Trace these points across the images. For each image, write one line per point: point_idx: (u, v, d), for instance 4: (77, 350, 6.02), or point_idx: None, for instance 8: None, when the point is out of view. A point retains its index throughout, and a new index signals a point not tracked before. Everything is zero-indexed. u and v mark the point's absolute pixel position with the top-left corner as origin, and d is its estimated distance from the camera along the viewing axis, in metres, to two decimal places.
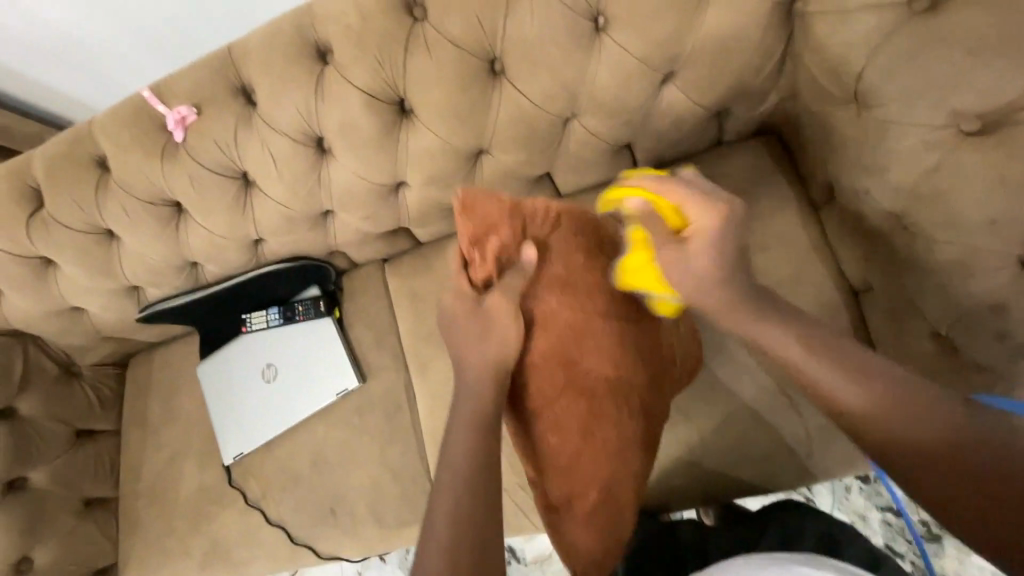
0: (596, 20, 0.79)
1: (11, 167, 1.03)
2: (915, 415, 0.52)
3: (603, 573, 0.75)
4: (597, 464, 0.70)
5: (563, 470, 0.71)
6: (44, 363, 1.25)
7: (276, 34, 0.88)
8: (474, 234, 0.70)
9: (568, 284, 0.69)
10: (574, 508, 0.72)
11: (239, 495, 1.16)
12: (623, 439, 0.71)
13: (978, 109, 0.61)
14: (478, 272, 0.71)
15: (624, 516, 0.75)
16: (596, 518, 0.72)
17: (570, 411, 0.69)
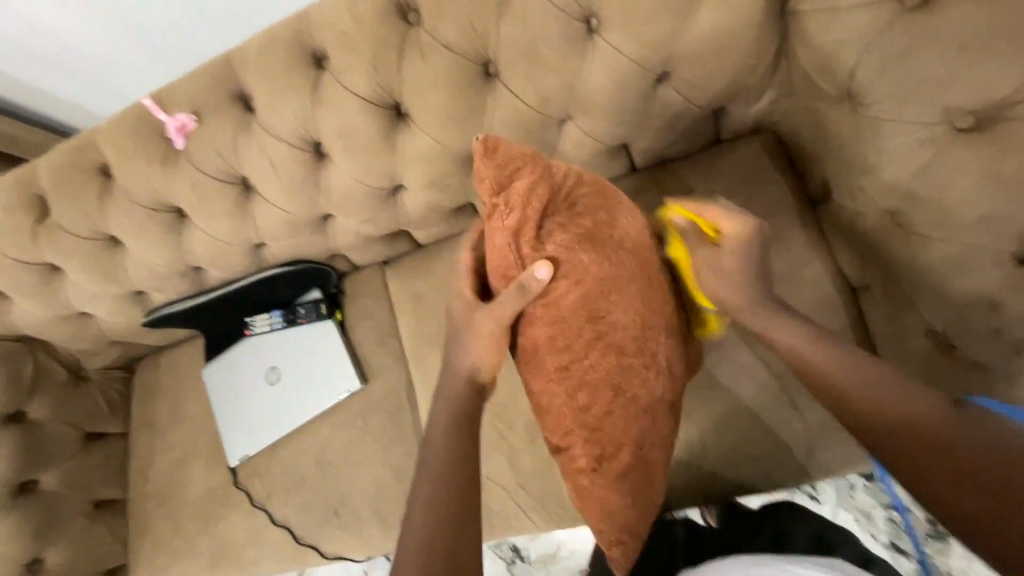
0: (589, 22, 0.79)
1: (17, 176, 1.05)
2: (924, 414, 0.56)
3: (634, 538, 0.72)
4: (624, 419, 0.68)
5: (591, 432, 0.67)
6: (54, 367, 1.27)
7: (272, 41, 0.89)
8: (497, 181, 0.62)
9: (593, 237, 0.65)
10: (603, 470, 0.68)
11: (245, 496, 1.17)
12: (648, 398, 0.69)
13: (970, 105, 0.61)
14: (501, 217, 0.62)
15: (649, 473, 0.72)
16: (625, 480, 0.69)
17: (601, 368, 0.65)
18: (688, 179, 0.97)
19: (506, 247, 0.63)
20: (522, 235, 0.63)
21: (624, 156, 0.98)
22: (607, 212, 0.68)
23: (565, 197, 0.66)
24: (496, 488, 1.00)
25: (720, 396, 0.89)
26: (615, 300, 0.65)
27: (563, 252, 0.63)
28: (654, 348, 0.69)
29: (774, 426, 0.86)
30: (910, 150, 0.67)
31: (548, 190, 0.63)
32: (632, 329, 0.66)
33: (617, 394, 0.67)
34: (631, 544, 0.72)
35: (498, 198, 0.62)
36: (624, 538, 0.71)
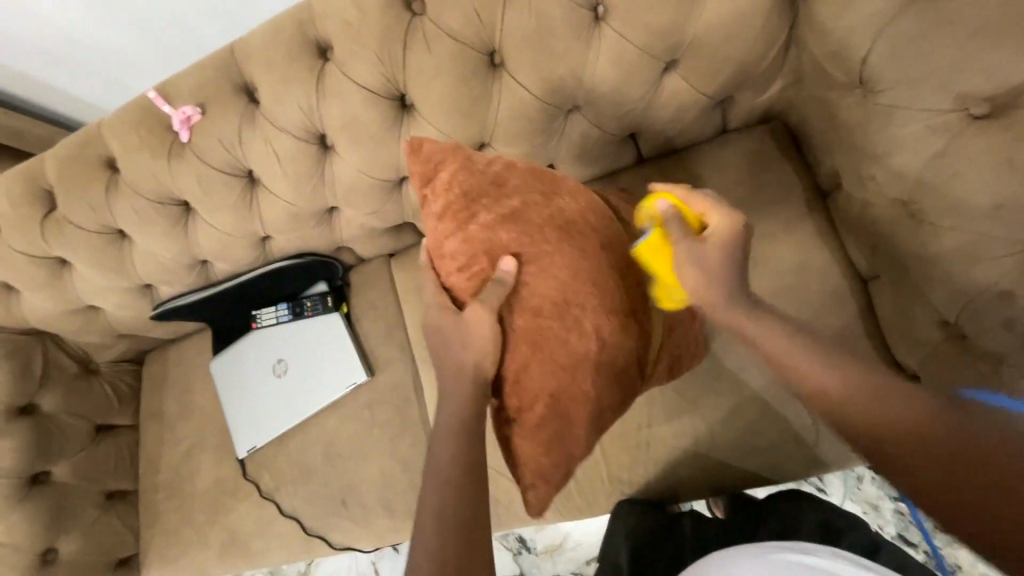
0: (596, 9, 0.78)
1: (25, 170, 1.06)
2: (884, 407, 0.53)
3: (553, 488, 0.75)
4: (542, 375, 0.70)
5: (510, 383, 0.71)
6: (64, 360, 1.29)
7: (277, 31, 0.88)
8: (422, 172, 0.73)
9: (514, 215, 0.70)
10: (522, 419, 0.72)
11: (254, 487, 1.18)
12: (572, 362, 0.69)
13: (985, 91, 0.60)
14: (430, 202, 0.72)
15: (574, 434, 0.72)
16: (544, 434, 0.71)
17: (518, 328, 0.69)
18: (696, 169, 0.96)
19: (434, 230, 0.73)
20: (445, 217, 0.71)
21: (630, 147, 0.97)
22: (542, 194, 0.72)
23: (494, 180, 0.72)
24: (502, 479, 1.01)
25: (727, 387, 0.89)
26: (531, 268, 0.69)
27: (480, 229, 0.70)
28: (579, 315, 0.69)
29: (782, 419, 0.86)
30: (921, 138, 0.66)
31: (471, 175, 0.71)
32: (546, 295, 0.69)
33: (533, 351, 0.69)
34: (545, 490, 0.74)
35: (426, 188, 0.73)
36: (541, 485, 0.74)
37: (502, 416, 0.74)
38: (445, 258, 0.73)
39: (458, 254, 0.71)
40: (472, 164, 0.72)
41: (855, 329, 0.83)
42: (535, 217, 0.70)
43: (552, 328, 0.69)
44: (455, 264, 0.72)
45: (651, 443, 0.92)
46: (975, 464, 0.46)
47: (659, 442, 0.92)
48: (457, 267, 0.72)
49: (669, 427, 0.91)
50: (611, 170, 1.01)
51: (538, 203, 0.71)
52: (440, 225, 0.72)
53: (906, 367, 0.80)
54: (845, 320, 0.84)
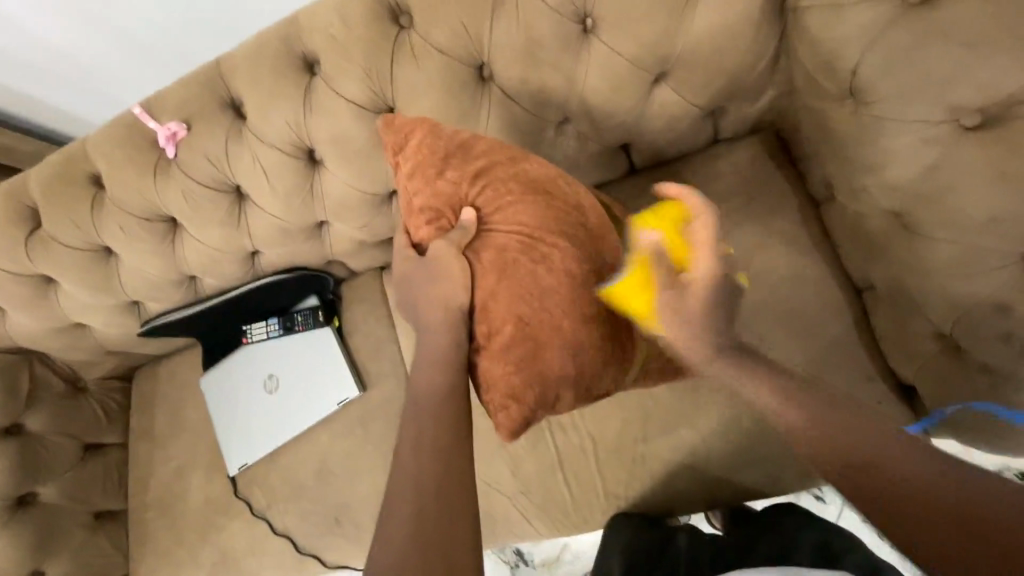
0: (584, 22, 0.78)
1: (9, 188, 1.04)
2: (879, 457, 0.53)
3: (523, 414, 0.70)
4: (511, 301, 0.68)
5: (480, 312, 0.70)
6: (50, 379, 1.27)
7: (263, 47, 0.87)
8: (394, 142, 0.76)
9: (478, 171, 0.72)
10: (492, 346, 0.69)
11: (245, 506, 1.16)
12: (541, 292, 0.69)
13: (977, 102, 0.60)
14: (401, 164, 0.76)
15: (546, 358, 0.69)
16: (515, 364, 0.69)
17: (486, 261, 0.70)
18: (689, 179, 0.95)
19: (405, 192, 0.75)
20: (415, 177, 0.74)
21: (623, 157, 0.97)
22: (508, 155, 0.74)
23: (460, 143, 0.74)
24: (497, 494, 0.99)
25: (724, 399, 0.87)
26: (499, 213, 0.71)
27: (445, 183, 0.72)
28: (550, 253, 0.69)
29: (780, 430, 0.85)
30: (913, 149, 0.66)
31: (440, 135, 0.74)
32: (512, 232, 0.70)
33: (503, 279, 0.69)
34: (517, 411, 0.70)
35: (399, 157, 0.76)
36: (511, 409, 0.70)
37: (472, 350, 0.71)
38: (414, 210, 0.74)
39: (427, 208, 0.72)
40: (440, 128, 0.75)
41: (850, 338, 0.83)
42: (500, 172, 0.72)
43: (519, 261, 0.69)
44: (423, 218, 0.73)
45: (647, 456, 0.91)
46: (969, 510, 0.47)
47: (656, 454, 0.90)
48: (425, 221, 0.73)
49: (665, 440, 0.90)
50: (604, 181, 1.00)
51: (505, 162, 0.73)
52: (410, 182, 0.74)
53: (903, 379, 0.79)
54: (839, 329, 0.83)
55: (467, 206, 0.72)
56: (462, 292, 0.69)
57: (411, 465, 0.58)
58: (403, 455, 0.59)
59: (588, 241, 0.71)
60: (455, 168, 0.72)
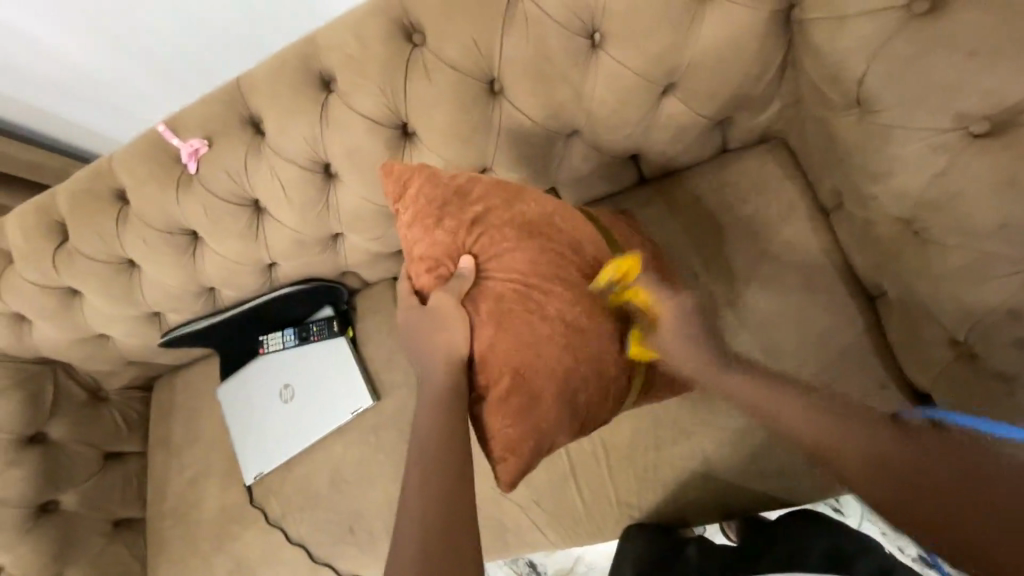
0: (593, 37, 0.80)
1: (38, 204, 1.08)
2: (883, 449, 0.57)
3: (524, 463, 0.70)
4: (509, 349, 0.69)
5: (478, 361, 0.70)
6: (73, 389, 1.30)
7: (282, 65, 0.90)
8: (394, 189, 0.77)
9: (476, 220, 0.73)
10: (489, 397, 0.70)
11: (260, 514, 1.18)
12: (536, 340, 0.70)
13: (984, 109, 0.61)
14: (402, 212, 0.77)
15: (543, 408, 0.69)
16: (514, 410, 0.69)
17: (483, 311, 0.70)
18: (698, 189, 0.95)
19: (407, 239, 0.77)
20: (415, 226, 0.75)
21: (632, 168, 0.98)
22: (504, 200, 0.75)
23: (457, 190, 0.75)
24: (509, 503, 0.99)
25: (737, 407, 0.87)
26: (496, 261, 0.72)
27: (445, 232, 0.74)
28: (543, 301, 0.71)
29: None
30: (921, 157, 0.66)
31: (439, 182, 0.75)
32: (507, 280, 0.71)
33: (501, 328, 0.69)
34: (516, 462, 0.69)
35: (399, 204, 0.77)
36: (511, 460, 0.69)
37: (472, 400, 0.72)
38: (413, 259, 0.76)
39: (426, 256, 0.74)
40: (439, 175, 0.76)
41: (863, 347, 0.82)
42: (497, 220, 0.73)
43: (515, 310, 0.70)
44: (424, 266, 0.74)
45: (659, 465, 0.91)
46: (975, 495, 0.49)
47: (668, 464, 0.90)
48: (425, 269, 0.74)
49: (677, 450, 0.90)
50: (614, 192, 1.01)
51: (502, 209, 0.74)
52: (409, 232, 0.76)
53: (918, 387, 0.78)
54: (852, 336, 0.83)
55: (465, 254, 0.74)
56: (462, 340, 0.69)
57: (422, 471, 0.59)
58: (410, 478, 0.59)
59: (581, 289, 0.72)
60: (453, 217, 0.73)
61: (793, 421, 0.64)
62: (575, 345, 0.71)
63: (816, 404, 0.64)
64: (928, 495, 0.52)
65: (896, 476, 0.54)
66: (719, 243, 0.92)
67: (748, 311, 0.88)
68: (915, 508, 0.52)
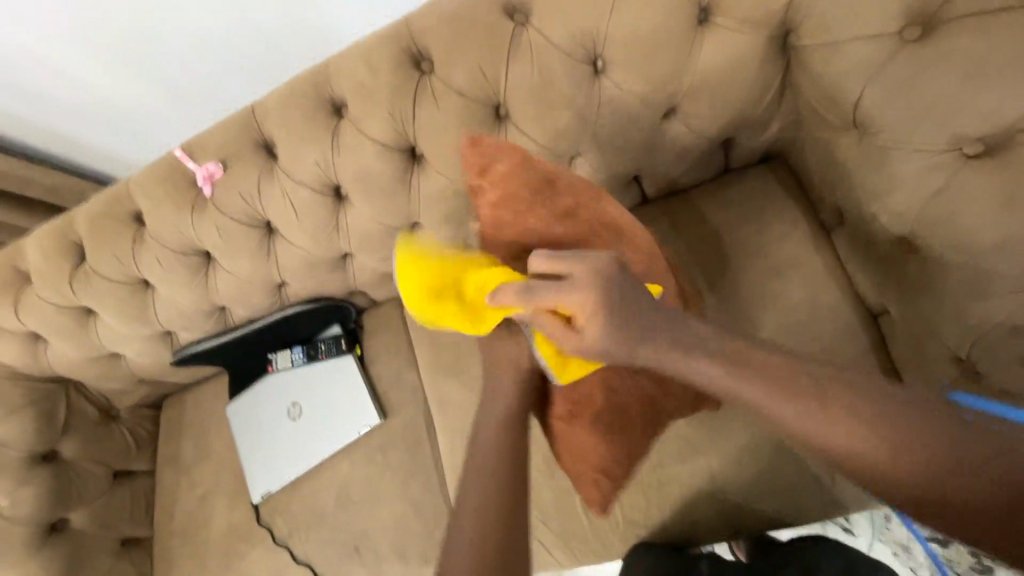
0: (595, 63, 0.82)
1: (57, 226, 1.11)
2: (892, 453, 0.48)
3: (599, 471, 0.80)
4: (603, 370, 0.74)
5: (567, 378, 0.75)
6: (85, 407, 1.32)
7: (295, 92, 0.94)
8: (480, 167, 0.77)
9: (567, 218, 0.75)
10: (577, 414, 0.76)
11: (267, 533, 1.18)
12: (628, 360, 0.75)
13: (977, 131, 0.63)
14: (487, 191, 0.76)
15: (623, 422, 0.78)
16: (596, 421, 0.77)
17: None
18: (700, 208, 0.97)
19: (488, 216, 0.77)
20: (502, 207, 0.76)
21: (634, 189, 1.00)
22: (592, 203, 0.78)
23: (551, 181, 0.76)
24: None
25: (744, 424, 0.88)
26: None
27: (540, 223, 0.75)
28: None
29: (802, 458, 0.84)
30: (917, 176, 0.68)
31: (531, 171, 0.76)
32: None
33: None
34: (593, 470, 0.80)
35: (481, 178, 0.77)
36: (587, 468, 0.80)
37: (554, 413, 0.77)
38: (499, 239, 0.77)
39: (515, 242, 0.76)
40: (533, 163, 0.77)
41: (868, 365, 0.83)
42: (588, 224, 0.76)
43: None
44: (509, 252, 0.76)
45: (667, 484, 0.90)
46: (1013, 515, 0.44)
47: (675, 483, 0.90)
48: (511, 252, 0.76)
49: (684, 468, 0.90)
50: None
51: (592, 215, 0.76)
52: (499, 211, 0.77)
53: None
54: (856, 354, 0.84)
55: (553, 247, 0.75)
56: None
57: None
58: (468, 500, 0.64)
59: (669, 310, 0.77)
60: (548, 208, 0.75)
61: (793, 421, 0.52)
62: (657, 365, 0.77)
63: (794, 386, 0.53)
64: (978, 517, 0.45)
65: (936, 493, 0.46)
66: (722, 262, 0.93)
67: (752, 329, 0.89)
68: (937, 511, 0.47)
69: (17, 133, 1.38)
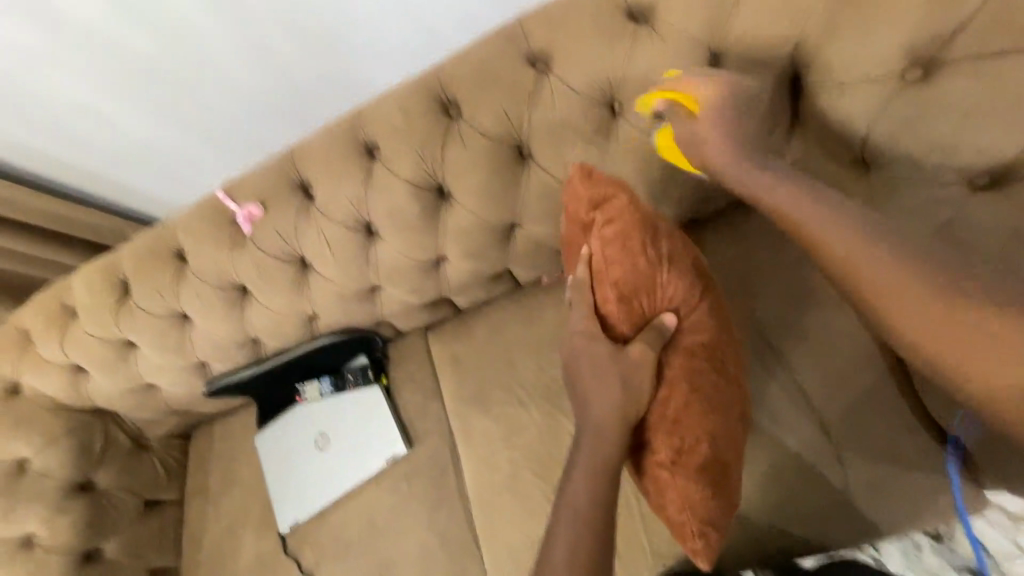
0: (612, 106, 0.88)
1: (103, 263, 1.18)
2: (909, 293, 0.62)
3: (708, 532, 0.76)
4: (703, 412, 0.76)
5: (671, 423, 0.76)
6: (119, 438, 1.36)
7: (332, 135, 1.00)
8: (593, 199, 0.80)
9: (673, 260, 0.80)
10: (683, 462, 0.76)
11: (294, 563, 1.19)
12: (723, 402, 0.78)
13: (982, 164, 0.68)
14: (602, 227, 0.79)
15: (727, 475, 0.78)
16: (704, 473, 0.76)
17: (676, 369, 0.78)
18: (716, 239, 1.00)
19: (601, 249, 0.79)
20: (617, 245, 0.78)
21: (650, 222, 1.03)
22: (685, 248, 0.83)
23: (654, 224, 0.81)
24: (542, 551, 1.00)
25: (767, 450, 0.90)
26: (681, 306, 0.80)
27: (655, 258, 0.79)
28: (723, 365, 0.80)
29: (826, 485, 0.85)
30: (926, 209, 0.73)
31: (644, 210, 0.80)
32: (700, 340, 0.79)
33: (695, 390, 0.77)
34: (701, 536, 0.76)
35: (596, 213, 0.80)
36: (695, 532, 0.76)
37: (655, 459, 0.77)
38: (609, 285, 0.79)
39: (624, 278, 0.78)
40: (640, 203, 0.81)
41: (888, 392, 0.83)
42: (688, 261, 0.82)
43: (706, 369, 0.78)
44: (614, 293, 0.79)
45: None
46: None
47: None
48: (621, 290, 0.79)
49: None
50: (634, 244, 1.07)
51: (687, 251, 0.83)
52: (612, 250, 0.79)
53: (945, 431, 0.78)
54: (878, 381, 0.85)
55: (659, 284, 0.79)
56: (660, 397, 0.77)
57: None
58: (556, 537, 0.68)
59: (739, 355, 0.84)
60: (658, 249, 0.79)
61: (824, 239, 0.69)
62: (743, 408, 0.81)
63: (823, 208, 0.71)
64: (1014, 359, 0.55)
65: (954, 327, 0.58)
66: (739, 291, 0.96)
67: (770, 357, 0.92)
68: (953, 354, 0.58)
69: (64, 176, 1.47)
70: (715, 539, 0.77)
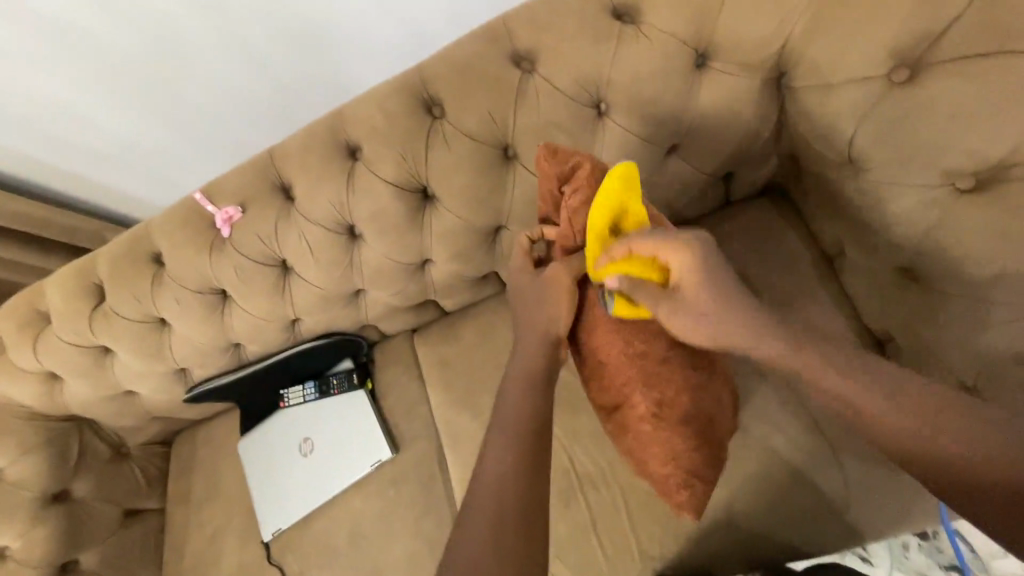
0: (598, 106, 0.86)
1: (78, 267, 1.14)
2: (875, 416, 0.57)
3: (689, 488, 0.78)
4: (683, 367, 0.76)
5: (652, 379, 0.74)
6: (97, 446, 1.33)
7: (312, 136, 0.98)
8: (562, 174, 0.74)
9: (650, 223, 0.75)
10: (664, 416, 0.75)
11: (278, 572, 1.17)
12: (702, 358, 0.77)
13: (969, 167, 0.67)
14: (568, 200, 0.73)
15: (707, 430, 0.78)
16: (684, 427, 0.76)
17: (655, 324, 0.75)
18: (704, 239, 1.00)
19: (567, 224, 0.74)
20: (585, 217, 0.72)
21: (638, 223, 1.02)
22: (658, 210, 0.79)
23: None
24: None
25: (757, 452, 0.89)
26: None
27: None
28: None
29: (815, 487, 0.85)
30: (916, 211, 0.72)
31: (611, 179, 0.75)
32: None
33: (675, 346, 0.75)
34: (684, 490, 0.78)
35: (563, 184, 0.75)
36: (678, 486, 0.78)
37: (636, 414, 0.76)
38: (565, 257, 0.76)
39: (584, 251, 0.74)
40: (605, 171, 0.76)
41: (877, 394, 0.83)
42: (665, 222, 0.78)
43: None
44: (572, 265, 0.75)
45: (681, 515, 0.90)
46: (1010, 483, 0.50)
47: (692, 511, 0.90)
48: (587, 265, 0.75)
49: None
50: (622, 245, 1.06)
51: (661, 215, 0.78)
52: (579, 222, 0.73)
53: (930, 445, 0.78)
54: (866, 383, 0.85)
55: None
56: (641, 353, 0.74)
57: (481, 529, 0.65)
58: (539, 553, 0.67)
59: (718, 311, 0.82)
60: None
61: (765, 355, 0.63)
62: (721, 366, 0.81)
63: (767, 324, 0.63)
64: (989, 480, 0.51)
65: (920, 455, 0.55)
66: None
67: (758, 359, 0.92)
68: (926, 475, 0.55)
69: (39, 177, 1.43)
70: (695, 495, 0.79)
